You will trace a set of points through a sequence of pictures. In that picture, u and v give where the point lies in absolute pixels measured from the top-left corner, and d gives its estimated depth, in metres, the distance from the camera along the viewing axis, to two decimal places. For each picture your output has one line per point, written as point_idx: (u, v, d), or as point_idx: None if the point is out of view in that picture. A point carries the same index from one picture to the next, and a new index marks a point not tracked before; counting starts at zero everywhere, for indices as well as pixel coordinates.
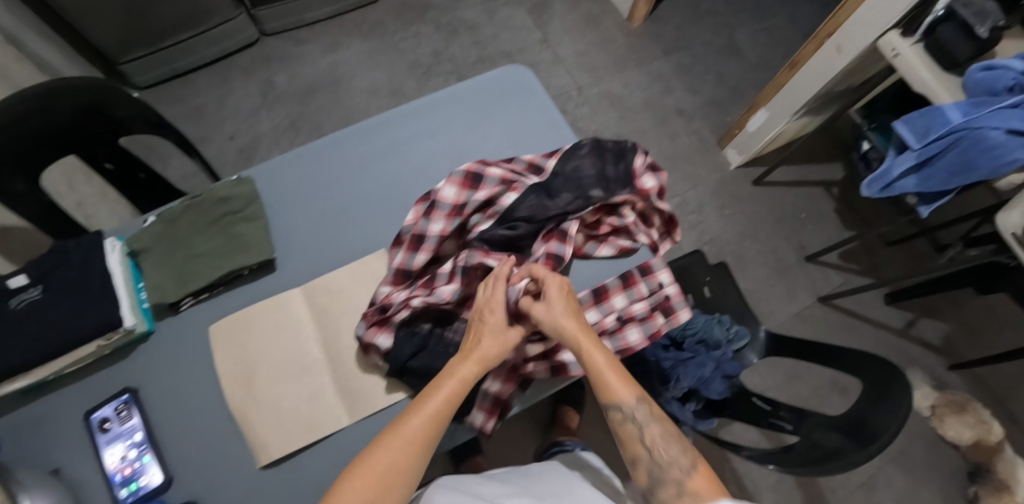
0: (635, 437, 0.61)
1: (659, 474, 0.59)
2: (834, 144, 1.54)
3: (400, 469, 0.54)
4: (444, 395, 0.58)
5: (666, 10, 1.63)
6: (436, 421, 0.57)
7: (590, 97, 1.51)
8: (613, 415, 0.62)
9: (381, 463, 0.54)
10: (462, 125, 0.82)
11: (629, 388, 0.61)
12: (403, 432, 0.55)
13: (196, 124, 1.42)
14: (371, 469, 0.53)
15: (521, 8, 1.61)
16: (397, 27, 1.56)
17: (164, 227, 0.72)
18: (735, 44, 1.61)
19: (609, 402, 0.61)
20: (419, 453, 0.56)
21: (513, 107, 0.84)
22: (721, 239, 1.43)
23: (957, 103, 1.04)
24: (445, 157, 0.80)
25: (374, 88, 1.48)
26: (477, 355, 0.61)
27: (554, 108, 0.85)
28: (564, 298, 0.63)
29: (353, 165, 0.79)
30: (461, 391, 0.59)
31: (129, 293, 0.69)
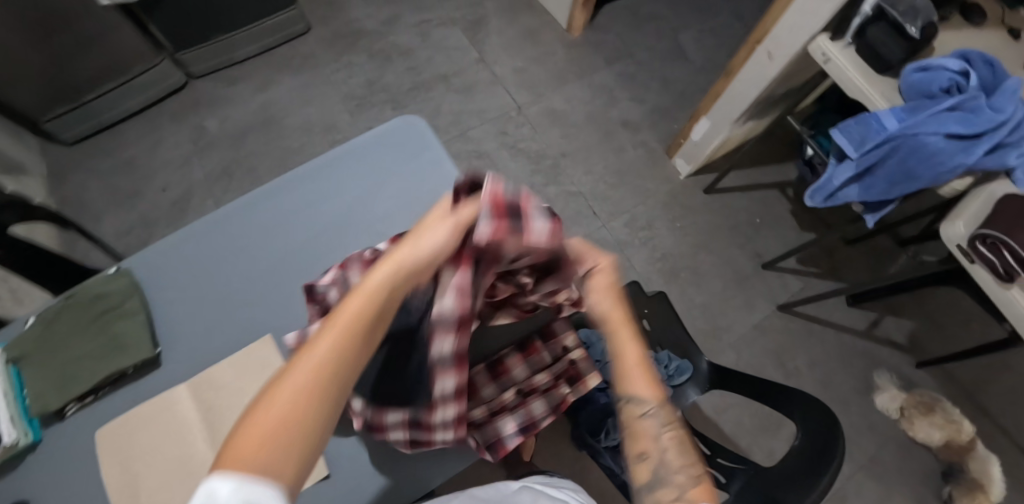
0: (648, 435, 0.53)
1: (665, 476, 0.51)
2: (784, 144, 1.50)
3: (322, 414, 0.37)
4: (355, 309, 0.41)
5: (605, 17, 1.59)
6: (351, 341, 0.40)
7: (531, 117, 1.46)
8: (622, 405, 0.53)
9: (277, 405, 0.36)
10: (351, 191, 0.79)
11: (656, 389, 0.53)
12: (305, 365, 0.37)
13: (128, 179, 1.37)
14: (273, 421, 0.35)
15: (457, 28, 1.57)
16: (329, 59, 1.52)
17: (41, 330, 0.70)
18: (678, 48, 1.58)
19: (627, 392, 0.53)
20: (338, 390, 0.39)
21: (405, 165, 0.80)
22: (675, 254, 1.39)
23: (892, 109, 0.99)
24: (334, 227, 0.78)
25: (308, 125, 1.44)
26: (395, 262, 0.45)
27: (449, 162, 0.80)
28: (617, 300, 0.55)
29: (239, 245, 0.77)
30: (385, 299, 0.43)
31: (10, 404, 0.66)
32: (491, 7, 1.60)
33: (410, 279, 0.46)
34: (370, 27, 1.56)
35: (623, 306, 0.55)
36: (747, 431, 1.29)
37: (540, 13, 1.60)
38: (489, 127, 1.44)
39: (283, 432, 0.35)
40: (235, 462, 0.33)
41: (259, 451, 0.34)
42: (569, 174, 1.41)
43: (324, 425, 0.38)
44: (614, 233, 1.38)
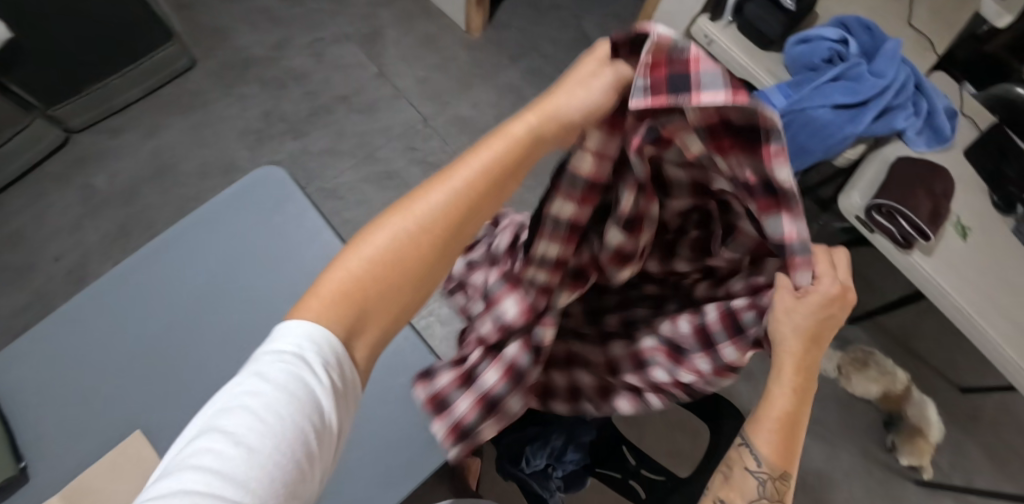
0: (749, 480, 0.48)
1: None
2: None
3: (421, 266, 0.44)
4: (483, 157, 0.45)
5: (505, 13, 1.55)
6: (468, 200, 0.45)
7: (439, 127, 1.41)
8: (740, 442, 0.49)
9: (380, 237, 0.43)
10: (216, 255, 0.77)
11: (783, 451, 0.47)
12: (420, 221, 0.44)
13: (16, 253, 1.28)
14: (374, 254, 0.43)
15: (352, 44, 1.50)
16: (218, 93, 1.44)
17: None
18: (582, 35, 1.55)
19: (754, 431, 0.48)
20: (445, 244, 0.45)
21: (266, 222, 0.79)
22: None
23: (778, 85, 0.98)
24: (202, 296, 0.75)
25: (205, 168, 1.37)
26: (503, 134, 0.46)
27: (312, 212, 0.80)
28: (797, 373, 0.46)
29: (100, 330, 0.73)
30: (513, 160, 0.46)
31: None
32: (386, 17, 1.54)
33: (551, 137, 0.47)
34: (260, 54, 1.49)
35: (811, 353, 0.46)
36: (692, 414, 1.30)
37: (437, 17, 1.54)
38: (397, 144, 1.39)
39: (379, 279, 0.42)
40: (307, 302, 0.41)
41: (344, 296, 0.41)
42: None
43: (426, 283, 0.45)
44: None
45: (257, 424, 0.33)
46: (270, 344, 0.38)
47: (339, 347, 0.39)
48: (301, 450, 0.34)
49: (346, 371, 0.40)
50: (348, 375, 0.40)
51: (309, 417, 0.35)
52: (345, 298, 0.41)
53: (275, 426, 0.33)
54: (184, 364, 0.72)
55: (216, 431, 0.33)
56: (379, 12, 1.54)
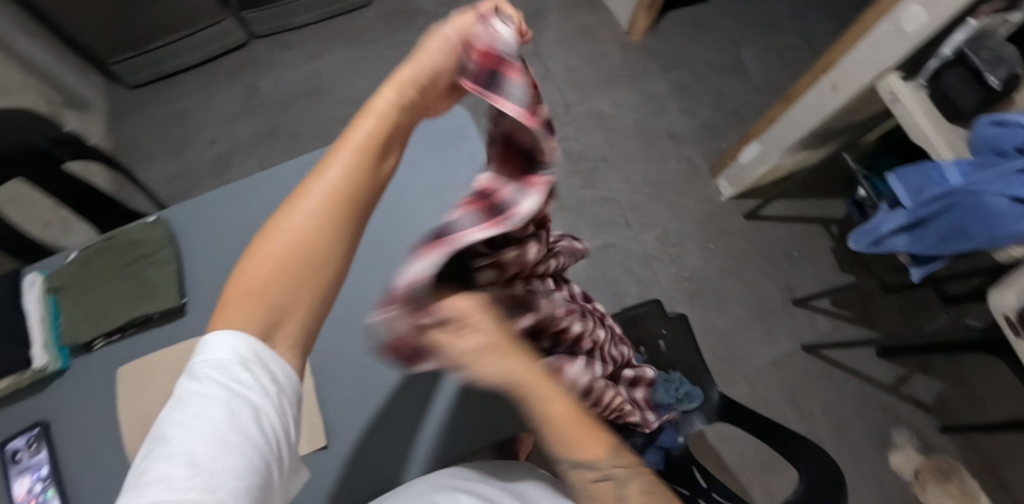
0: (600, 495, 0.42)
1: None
2: (835, 180, 1.44)
3: (317, 266, 0.41)
4: (339, 161, 0.42)
5: (668, 24, 1.55)
6: (341, 190, 0.42)
7: (577, 117, 1.44)
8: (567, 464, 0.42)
9: (271, 245, 0.40)
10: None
11: (602, 439, 0.41)
12: (294, 219, 0.41)
13: (179, 128, 1.43)
14: (259, 259, 0.40)
15: (516, 18, 1.56)
16: (384, 33, 1.54)
17: (80, 266, 0.74)
18: (739, 64, 1.52)
19: (574, 458, 0.41)
20: (344, 238, 0.42)
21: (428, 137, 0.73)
22: (702, 276, 1.35)
23: (958, 162, 0.92)
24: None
25: (355, 97, 1.46)
26: (359, 145, 0.43)
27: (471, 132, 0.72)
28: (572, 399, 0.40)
29: (255, 214, 0.78)
30: (362, 152, 0.43)
31: (44, 331, 0.71)
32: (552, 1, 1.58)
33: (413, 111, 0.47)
34: (429, 7, 1.57)
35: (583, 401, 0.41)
36: (747, 467, 1.25)
37: (601, 12, 1.56)
38: None
39: (278, 274, 0.40)
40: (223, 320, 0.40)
41: (251, 308, 0.40)
42: (605, 179, 1.39)
43: (327, 275, 0.42)
44: (642, 246, 1.35)
45: (188, 429, 0.35)
46: (199, 357, 0.39)
47: (256, 347, 0.39)
48: (241, 443, 0.35)
49: (274, 375, 0.40)
50: (284, 375, 0.41)
51: (245, 412, 0.37)
52: (263, 307, 0.40)
53: (204, 427, 0.35)
54: None
55: (162, 440, 0.35)
56: None
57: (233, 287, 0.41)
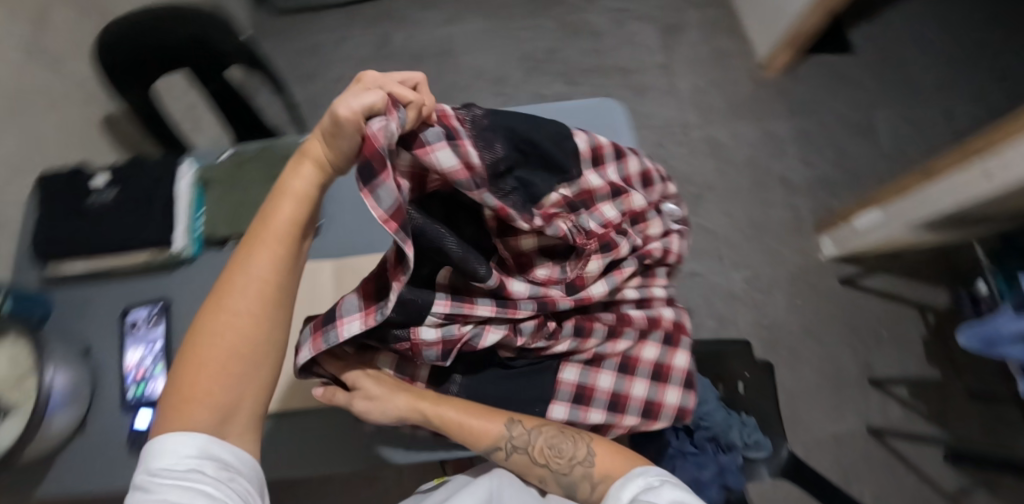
0: (523, 461, 0.60)
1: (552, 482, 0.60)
2: (947, 269, 1.34)
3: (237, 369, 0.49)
4: (257, 269, 0.50)
5: (806, 67, 1.50)
6: (264, 299, 0.50)
7: (693, 140, 1.43)
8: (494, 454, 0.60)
9: (215, 354, 0.48)
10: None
11: (490, 421, 0.60)
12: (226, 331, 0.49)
13: (310, 60, 1.48)
14: (211, 366, 0.48)
15: (652, 28, 1.54)
16: (521, 13, 1.55)
17: (234, 166, 0.77)
18: (870, 125, 1.45)
19: (483, 447, 0.59)
20: (252, 327, 0.49)
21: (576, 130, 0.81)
22: (782, 330, 1.31)
23: None
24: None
25: (480, 69, 1.49)
26: (277, 233, 0.51)
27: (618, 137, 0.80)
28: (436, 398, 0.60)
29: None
30: (279, 244, 0.51)
31: (187, 218, 0.75)
32: (693, 18, 1.55)
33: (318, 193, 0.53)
34: None
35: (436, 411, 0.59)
36: None
37: (740, 40, 1.52)
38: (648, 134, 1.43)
39: (218, 369, 0.48)
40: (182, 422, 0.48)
41: (198, 395, 0.48)
42: (708, 209, 1.38)
43: (258, 367, 0.50)
44: (728, 284, 1.32)
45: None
46: (150, 466, 0.46)
47: (213, 441, 0.48)
48: None
49: (233, 457, 0.49)
50: (235, 458, 0.49)
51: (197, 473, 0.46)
52: (211, 405, 0.48)
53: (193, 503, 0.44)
54: None
55: None
56: (690, 10, 1.56)
57: (182, 374, 0.48)
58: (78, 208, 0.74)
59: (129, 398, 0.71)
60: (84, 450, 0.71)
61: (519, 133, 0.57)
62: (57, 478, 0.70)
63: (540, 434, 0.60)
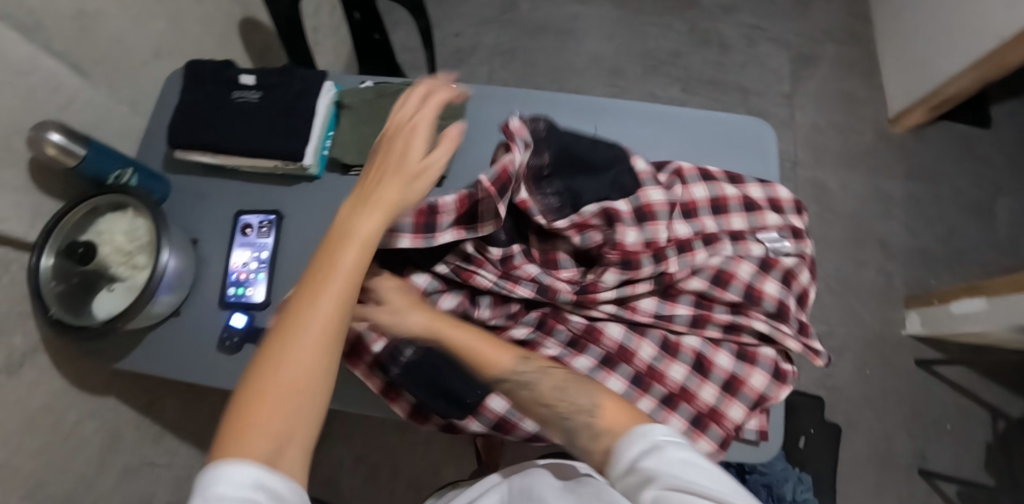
0: (529, 400, 0.55)
1: (564, 421, 0.52)
2: None
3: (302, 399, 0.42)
4: (328, 293, 0.46)
5: (939, 131, 1.38)
6: (334, 318, 0.45)
7: (798, 179, 1.38)
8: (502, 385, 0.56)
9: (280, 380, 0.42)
10: (679, 153, 0.78)
11: (501, 351, 0.56)
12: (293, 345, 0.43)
13: (438, 11, 1.53)
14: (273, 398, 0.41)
15: (784, 54, 1.48)
16: (653, 11, 1.52)
17: (374, 97, 0.75)
18: (991, 209, 1.32)
19: (496, 378, 0.55)
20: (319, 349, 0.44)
21: (725, 153, 0.79)
22: (842, 394, 1.25)
23: None
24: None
25: (599, 56, 1.48)
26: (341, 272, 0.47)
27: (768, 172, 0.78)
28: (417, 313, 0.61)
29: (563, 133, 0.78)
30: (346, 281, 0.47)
31: (318, 137, 0.74)
32: (830, 53, 1.47)
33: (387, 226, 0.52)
34: (707, 4, 1.53)
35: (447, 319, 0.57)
36: None
37: (874, 87, 1.43)
38: None
39: (286, 389, 0.42)
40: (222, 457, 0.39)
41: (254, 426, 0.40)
42: None
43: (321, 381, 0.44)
44: None
45: None
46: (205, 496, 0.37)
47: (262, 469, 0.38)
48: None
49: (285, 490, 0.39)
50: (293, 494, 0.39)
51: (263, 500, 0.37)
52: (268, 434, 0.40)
53: None
54: None
55: None
56: (828, 44, 1.48)
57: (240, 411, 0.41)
58: (220, 100, 0.74)
59: (229, 296, 0.72)
60: (178, 333, 0.73)
61: (569, 142, 0.64)
62: (150, 352, 0.73)
63: (549, 375, 0.55)
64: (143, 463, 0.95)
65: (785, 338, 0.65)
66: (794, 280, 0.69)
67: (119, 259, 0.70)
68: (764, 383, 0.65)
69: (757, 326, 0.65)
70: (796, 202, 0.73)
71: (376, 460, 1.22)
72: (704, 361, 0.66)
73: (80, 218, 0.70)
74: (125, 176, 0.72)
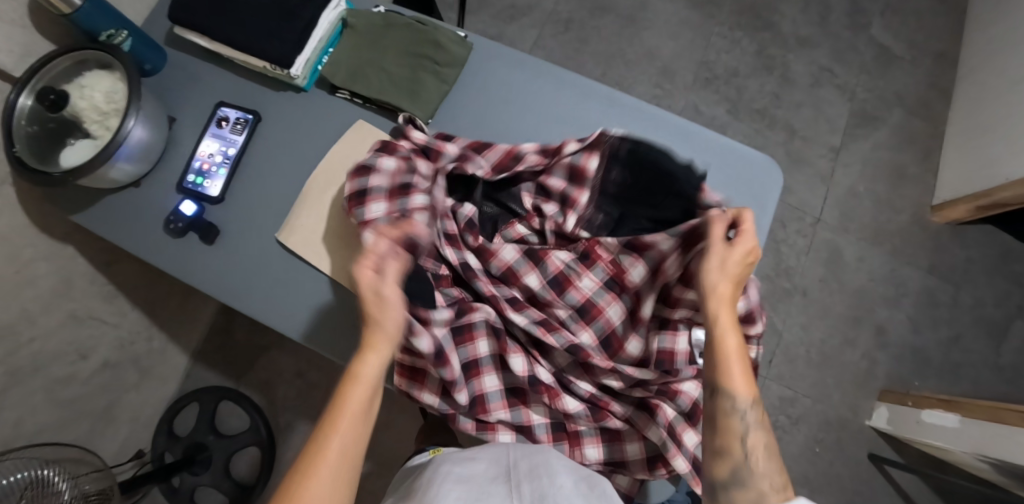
0: (727, 427, 0.48)
1: (744, 477, 0.46)
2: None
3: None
4: (346, 403, 0.47)
5: (981, 235, 1.28)
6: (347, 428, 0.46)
7: (816, 238, 1.31)
8: (728, 404, 0.48)
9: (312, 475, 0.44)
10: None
11: (750, 385, 0.49)
12: (336, 445, 0.45)
13: None
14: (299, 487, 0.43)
15: (846, 105, 1.38)
16: (726, 22, 1.42)
17: (379, 24, 0.73)
18: (1004, 329, 1.23)
19: (721, 388, 0.48)
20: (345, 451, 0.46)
21: (724, 177, 0.73)
22: (784, 464, 1.21)
23: None
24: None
25: (655, 52, 1.40)
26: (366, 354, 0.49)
27: (765, 206, 0.73)
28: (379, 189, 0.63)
29: (565, 114, 0.74)
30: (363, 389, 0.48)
31: (315, 50, 0.73)
32: (895, 119, 1.36)
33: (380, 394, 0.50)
34: (785, 30, 1.42)
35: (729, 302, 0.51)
36: None
37: (929, 168, 1.33)
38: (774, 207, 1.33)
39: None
40: None
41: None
42: (788, 310, 1.28)
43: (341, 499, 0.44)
44: (761, 392, 1.24)
45: None
46: None
47: None
48: None
49: None
50: None
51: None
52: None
53: None
54: None
55: None
56: (897, 108, 1.37)
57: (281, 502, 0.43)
58: None
59: (186, 183, 0.72)
60: (132, 203, 0.74)
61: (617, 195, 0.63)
62: (102, 214, 0.74)
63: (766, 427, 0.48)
64: (90, 316, 0.94)
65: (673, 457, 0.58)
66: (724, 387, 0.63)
67: (94, 118, 0.69)
68: (637, 457, 0.63)
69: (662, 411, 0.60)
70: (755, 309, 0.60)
71: (314, 380, 1.25)
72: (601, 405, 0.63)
73: (64, 71, 0.69)
74: (118, 37, 0.70)
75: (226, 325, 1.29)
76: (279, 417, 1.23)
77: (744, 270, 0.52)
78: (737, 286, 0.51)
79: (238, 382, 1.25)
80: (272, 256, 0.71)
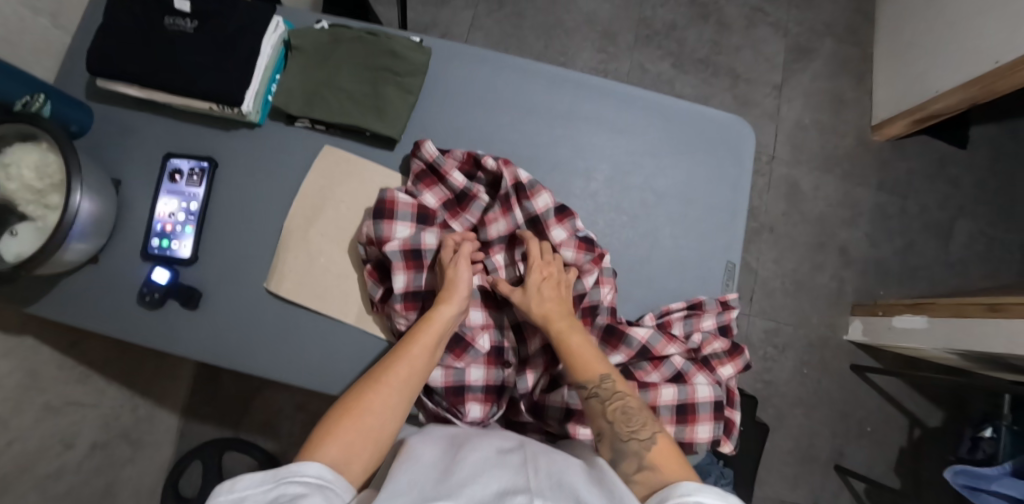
0: (596, 410, 0.55)
1: (623, 447, 0.51)
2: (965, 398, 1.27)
3: (368, 435, 0.50)
4: (415, 348, 0.56)
5: (918, 146, 1.37)
6: (409, 371, 0.55)
7: (774, 175, 1.37)
8: (588, 397, 0.56)
9: (368, 404, 0.52)
10: (656, 141, 0.74)
11: (600, 363, 0.57)
12: (396, 364, 0.55)
13: None
14: (361, 408, 0.51)
15: (781, 42, 1.42)
16: None
17: (328, 42, 0.69)
18: (948, 230, 1.34)
19: (581, 381, 0.56)
20: (400, 394, 0.54)
21: (702, 144, 0.74)
22: (779, 389, 1.29)
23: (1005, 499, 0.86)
24: (618, 160, 0.73)
25: (593, 17, 1.38)
26: (453, 298, 0.60)
27: (743, 166, 0.74)
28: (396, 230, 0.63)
29: (535, 106, 0.72)
30: (438, 335, 0.58)
31: (262, 80, 0.68)
32: (827, 48, 1.42)
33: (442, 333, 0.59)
34: None
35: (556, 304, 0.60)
36: None
37: (863, 91, 1.40)
38: None
39: (386, 417, 0.52)
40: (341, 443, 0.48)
41: (337, 436, 0.48)
42: (759, 248, 1.34)
43: (391, 409, 0.53)
44: (748, 329, 1.31)
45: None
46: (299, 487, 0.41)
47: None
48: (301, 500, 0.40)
49: None
50: None
51: (293, 490, 0.41)
52: (339, 445, 0.48)
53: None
54: (560, 185, 0.71)
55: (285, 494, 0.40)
56: (827, 38, 1.42)
57: (327, 428, 0.49)
58: (149, 23, 0.65)
59: (151, 249, 0.67)
60: (94, 281, 0.68)
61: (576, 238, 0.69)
62: (61, 299, 0.67)
63: (630, 395, 0.55)
64: (67, 402, 0.87)
65: (695, 430, 0.63)
66: (719, 377, 0.67)
67: (28, 197, 0.60)
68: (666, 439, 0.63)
69: (675, 400, 0.63)
70: (726, 320, 0.69)
71: (317, 410, 1.22)
72: (653, 353, 0.64)
73: None
74: (35, 103, 0.62)
75: (209, 373, 1.23)
76: (289, 454, 1.19)
77: (558, 291, 0.62)
78: (558, 304, 0.61)
79: (238, 430, 1.20)
80: (267, 305, 0.67)
